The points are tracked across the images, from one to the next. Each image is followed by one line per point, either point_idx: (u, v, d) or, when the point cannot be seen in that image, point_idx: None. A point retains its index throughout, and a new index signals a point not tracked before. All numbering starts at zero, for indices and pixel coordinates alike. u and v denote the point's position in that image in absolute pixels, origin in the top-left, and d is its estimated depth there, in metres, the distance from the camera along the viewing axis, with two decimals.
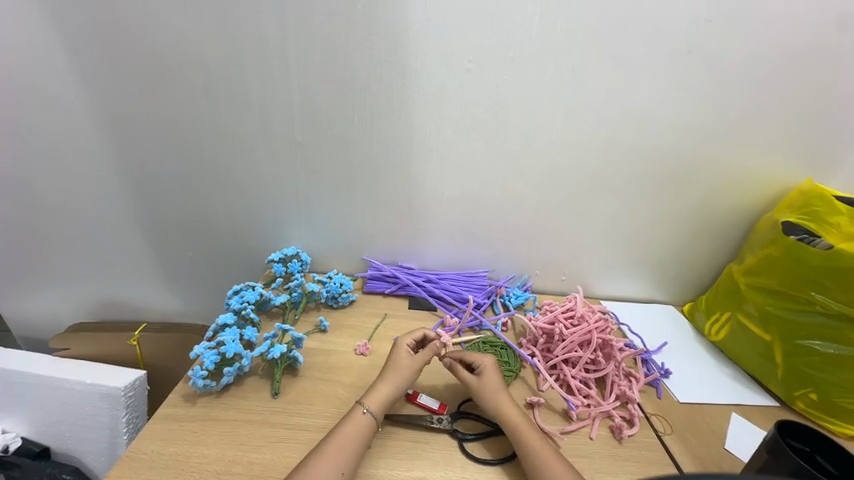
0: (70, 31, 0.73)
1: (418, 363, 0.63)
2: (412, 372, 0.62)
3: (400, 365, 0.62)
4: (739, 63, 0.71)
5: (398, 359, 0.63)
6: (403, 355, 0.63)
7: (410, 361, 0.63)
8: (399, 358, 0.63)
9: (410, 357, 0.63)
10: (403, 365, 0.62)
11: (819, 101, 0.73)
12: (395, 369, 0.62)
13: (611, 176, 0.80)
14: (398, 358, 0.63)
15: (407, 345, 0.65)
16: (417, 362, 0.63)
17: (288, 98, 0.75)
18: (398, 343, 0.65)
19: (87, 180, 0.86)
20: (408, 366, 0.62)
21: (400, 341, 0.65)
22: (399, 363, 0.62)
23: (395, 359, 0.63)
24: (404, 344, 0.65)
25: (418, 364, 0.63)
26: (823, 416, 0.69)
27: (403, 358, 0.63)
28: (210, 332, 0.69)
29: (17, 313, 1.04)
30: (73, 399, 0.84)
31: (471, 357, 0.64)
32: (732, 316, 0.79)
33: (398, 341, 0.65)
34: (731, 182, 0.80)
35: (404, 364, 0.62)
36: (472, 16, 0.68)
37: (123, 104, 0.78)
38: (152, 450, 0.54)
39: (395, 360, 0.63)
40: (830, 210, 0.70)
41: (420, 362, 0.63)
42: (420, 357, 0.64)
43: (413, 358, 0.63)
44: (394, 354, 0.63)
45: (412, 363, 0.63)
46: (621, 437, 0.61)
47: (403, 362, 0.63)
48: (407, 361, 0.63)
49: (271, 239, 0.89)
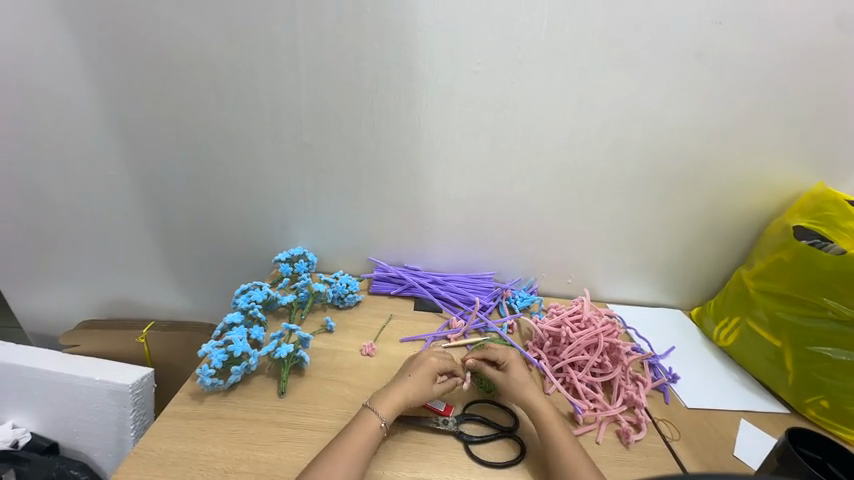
0: (83, 33, 0.74)
1: (435, 393, 0.61)
2: (424, 399, 0.61)
3: (421, 387, 0.61)
4: (747, 65, 0.70)
5: (421, 377, 0.61)
6: (427, 380, 0.62)
7: (429, 389, 0.61)
8: (422, 377, 0.61)
9: (431, 386, 0.61)
10: (423, 392, 0.60)
11: (828, 104, 0.72)
12: (414, 387, 0.60)
13: (618, 179, 0.79)
14: (422, 375, 0.62)
15: (434, 368, 0.63)
16: (433, 393, 0.61)
17: (296, 99, 0.76)
18: (429, 363, 0.63)
19: (97, 178, 0.87)
20: (426, 394, 0.61)
21: (428, 358, 0.64)
22: (421, 385, 0.61)
23: (418, 377, 0.61)
24: (432, 365, 0.63)
25: (432, 395, 0.61)
26: (834, 424, 0.67)
27: (426, 382, 0.61)
28: (217, 331, 0.70)
29: (28, 311, 1.05)
30: (81, 395, 0.84)
31: (495, 353, 0.66)
32: (741, 321, 0.79)
33: (425, 358, 0.64)
34: (741, 185, 0.79)
35: (424, 392, 0.61)
36: (478, 18, 0.68)
37: (134, 104, 0.79)
38: (160, 447, 0.54)
39: (418, 378, 0.61)
40: (843, 214, 0.69)
41: (436, 392, 0.62)
42: (439, 388, 0.62)
43: (433, 388, 0.61)
44: (419, 371, 0.62)
45: (430, 395, 0.61)
46: (628, 442, 0.61)
47: (425, 386, 0.61)
48: (428, 387, 0.61)
49: (278, 238, 0.90)
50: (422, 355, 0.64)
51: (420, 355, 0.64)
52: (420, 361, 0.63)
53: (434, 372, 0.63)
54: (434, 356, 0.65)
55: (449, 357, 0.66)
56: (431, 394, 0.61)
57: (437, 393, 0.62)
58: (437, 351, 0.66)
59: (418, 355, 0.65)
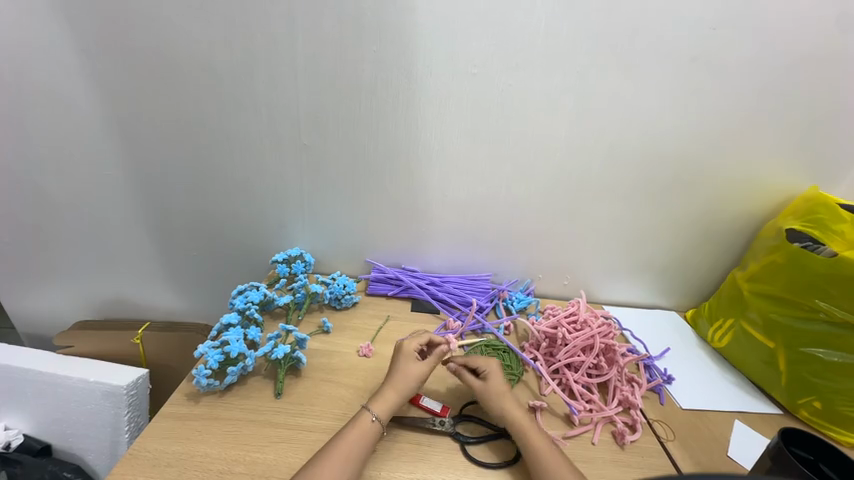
0: (80, 33, 0.74)
1: (421, 373, 0.62)
2: (416, 383, 0.61)
3: (407, 376, 0.61)
4: (743, 70, 0.71)
5: (403, 368, 0.62)
6: (408, 366, 0.62)
7: (414, 373, 0.62)
8: (405, 366, 0.62)
9: (416, 367, 0.62)
10: (411, 377, 0.61)
11: (822, 109, 0.73)
12: (402, 378, 0.61)
13: (615, 182, 0.80)
14: (404, 364, 0.63)
15: (412, 353, 0.64)
16: (419, 374, 0.62)
17: (295, 100, 0.76)
18: (406, 349, 0.64)
19: (93, 178, 0.87)
20: (413, 378, 0.61)
21: (404, 345, 0.65)
22: (405, 373, 0.62)
23: (401, 367, 0.62)
24: (408, 352, 0.64)
25: (420, 377, 0.62)
26: (826, 425, 0.68)
27: (409, 368, 0.62)
28: (213, 331, 0.69)
29: (22, 311, 1.05)
30: (75, 396, 0.84)
31: (476, 362, 0.64)
32: (735, 323, 0.79)
33: (400, 347, 0.65)
34: (735, 188, 0.80)
35: (410, 375, 0.61)
36: (477, 21, 0.68)
37: (131, 104, 0.79)
38: (155, 448, 0.54)
39: (401, 369, 0.62)
40: (834, 217, 0.70)
41: (422, 371, 0.62)
42: (424, 366, 0.63)
43: (416, 369, 0.62)
44: (400, 362, 0.63)
45: (415, 376, 0.61)
46: (624, 443, 0.61)
47: (410, 371, 0.62)
48: (412, 371, 0.62)
49: (275, 239, 0.89)
50: (398, 347, 0.65)
51: (396, 347, 0.65)
52: (398, 352, 0.65)
53: (413, 357, 0.64)
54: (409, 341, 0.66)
55: (423, 335, 0.67)
56: (420, 375, 0.62)
57: (425, 371, 0.63)
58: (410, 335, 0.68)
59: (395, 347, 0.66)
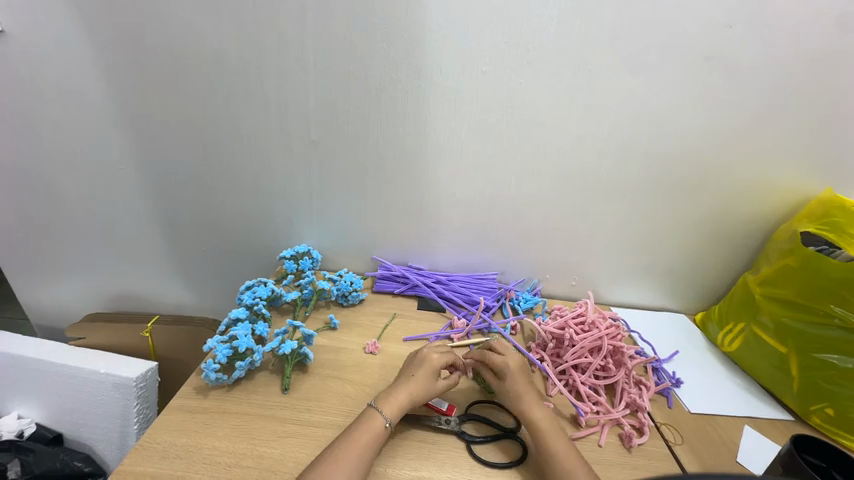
0: (95, 32, 0.75)
1: (438, 390, 0.61)
2: (430, 396, 0.60)
3: (424, 385, 0.60)
4: (759, 69, 0.70)
5: (424, 375, 0.61)
6: (431, 376, 0.61)
7: (434, 386, 0.61)
8: (426, 375, 0.61)
9: (434, 383, 0.61)
10: (427, 390, 0.60)
11: (839, 111, 0.72)
12: (418, 386, 0.60)
13: (624, 181, 0.79)
14: (424, 374, 0.61)
15: (437, 364, 0.63)
16: (437, 389, 0.61)
17: (305, 97, 0.76)
18: (431, 361, 0.63)
19: (106, 174, 0.88)
20: (430, 391, 0.60)
21: (431, 354, 0.64)
22: (424, 381, 0.61)
23: (423, 374, 0.61)
24: (434, 361, 0.63)
25: (437, 391, 0.61)
26: (839, 433, 0.67)
27: (430, 378, 0.61)
28: (222, 327, 0.70)
29: (36, 304, 1.07)
30: (86, 387, 0.85)
31: (494, 358, 0.63)
32: (746, 327, 0.78)
33: (428, 354, 0.64)
34: (748, 191, 0.79)
35: (428, 388, 0.60)
36: (489, 17, 0.68)
37: (144, 101, 0.80)
38: (165, 440, 0.55)
39: (422, 376, 0.61)
40: (850, 220, 0.69)
41: (439, 389, 0.61)
42: (443, 384, 0.61)
43: (437, 384, 0.61)
44: (424, 368, 0.62)
45: (434, 390, 0.61)
46: (631, 446, 0.61)
47: (428, 384, 0.61)
48: (433, 384, 0.61)
49: (283, 236, 0.90)
50: (425, 351, 0.64)
51: (422, 351, 0.64)
52: (423, 358, 0.63)
53: (438, 369, 0.62)
54: (436, 352, 0.64)
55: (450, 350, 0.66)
56: (435, 391, 0.61)
57: (441, 389, 0.61)
58: (437, 346, 0.66)
59: (421, 351, 0.65)
